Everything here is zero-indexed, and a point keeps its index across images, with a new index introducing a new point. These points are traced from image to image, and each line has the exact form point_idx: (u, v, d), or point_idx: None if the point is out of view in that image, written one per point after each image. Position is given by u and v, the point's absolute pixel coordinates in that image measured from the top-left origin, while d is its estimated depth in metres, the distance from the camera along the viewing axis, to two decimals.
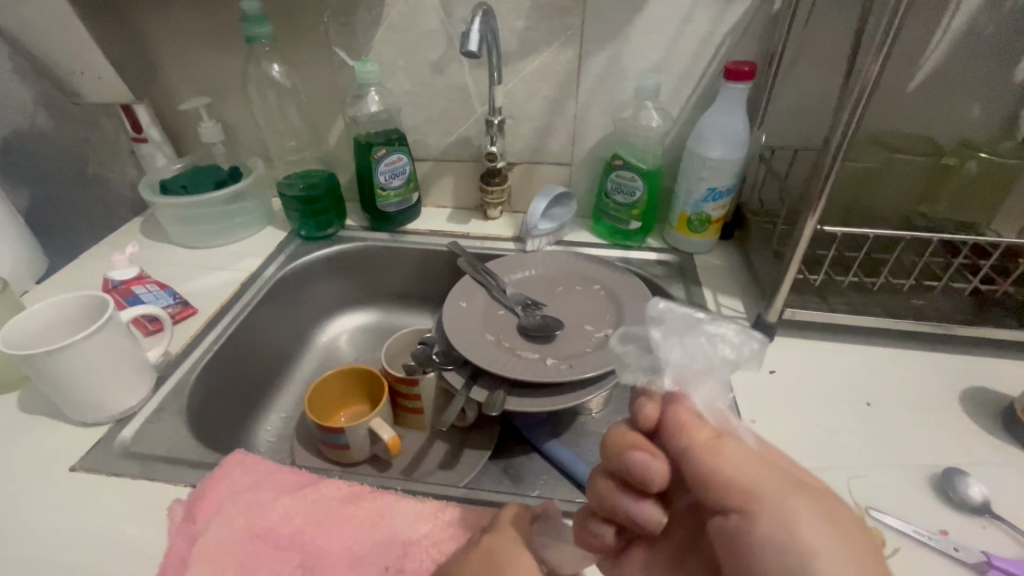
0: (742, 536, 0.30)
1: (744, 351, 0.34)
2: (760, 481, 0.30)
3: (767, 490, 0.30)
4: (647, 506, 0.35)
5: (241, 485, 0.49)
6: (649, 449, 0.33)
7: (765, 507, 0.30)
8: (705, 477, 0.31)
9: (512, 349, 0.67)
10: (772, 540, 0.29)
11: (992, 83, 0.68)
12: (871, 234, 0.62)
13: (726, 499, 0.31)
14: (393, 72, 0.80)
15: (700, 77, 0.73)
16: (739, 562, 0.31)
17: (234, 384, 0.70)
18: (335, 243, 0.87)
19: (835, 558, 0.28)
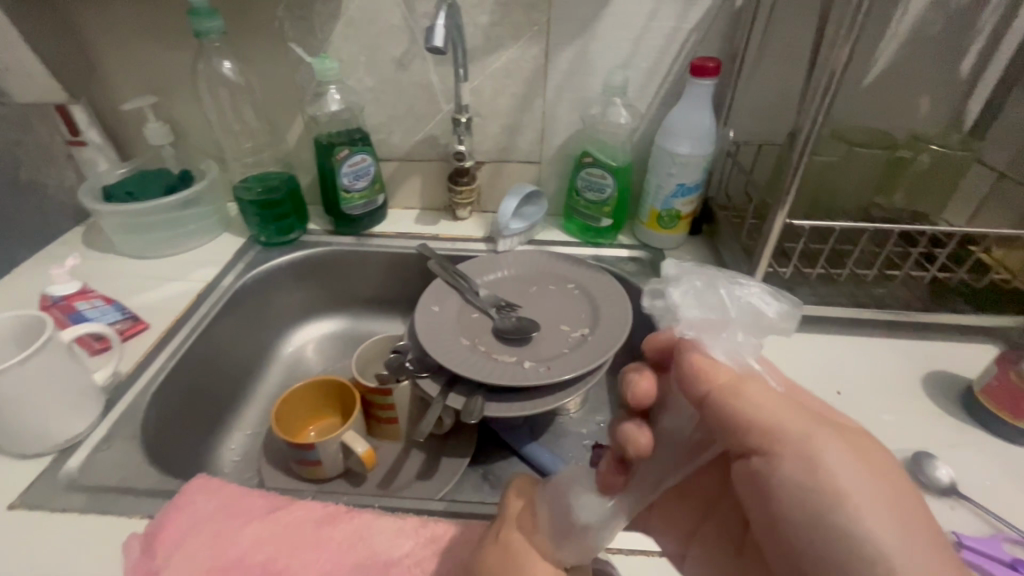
0: (764, 472, 0.33)
1: (769, 311, 0.33)
2: (779, 419, 0.33)
3: (791, 429, 0.32)
4: (632, 429, 0.38)
5: (205, 513, 0.45)
6: (642, 372, 0.39)
7: (786, 444, 0.32)
8: (726, 422, 0.33)
9: (488, 352, 0.65)
10: (793, 474, 0.32)
11: (942, 78, 0.71)
12: (836, 227, 0.63)
13: (748, 439, 0.33)
14: (354, 69, 0.77)
15: (666, 73, 0.74)
16: (762, 494, 0.34)
17: (193, 402, 0.66)
18: (297, 247, 0.84)
19: (856, 483, 0.31)
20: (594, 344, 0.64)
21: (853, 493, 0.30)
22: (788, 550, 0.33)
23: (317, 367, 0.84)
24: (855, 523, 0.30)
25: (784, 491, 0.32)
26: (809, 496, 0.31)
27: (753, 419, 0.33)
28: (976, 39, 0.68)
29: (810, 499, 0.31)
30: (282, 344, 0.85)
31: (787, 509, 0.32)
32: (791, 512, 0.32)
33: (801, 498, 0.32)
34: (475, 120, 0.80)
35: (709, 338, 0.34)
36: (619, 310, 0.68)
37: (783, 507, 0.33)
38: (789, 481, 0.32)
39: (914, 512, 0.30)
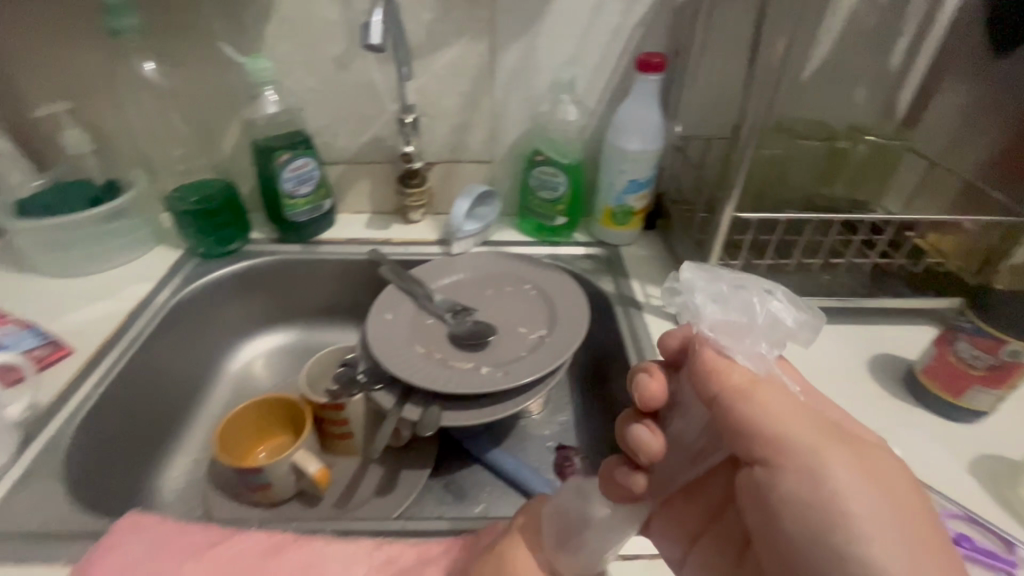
0: (768, 482, 0.33)
1: (790, 318, 0.33)
2: (789, 430, 0.32)
3: (803, 440, 0.32)
4: (645, 433, 0.37)
5: (137, 554, 0.42)
6: (652, 372, 0.38)
7: (793, 456, 0.32)
8: (732, 426, 0.33)
9: (444, 360, 0.63)
10: (794, 486, 0.32)
11: (874, 70, 0.74)
12: (783, 218, 0.64)
13: (753, 448, 0.33)
14: (291, 69, 0.74)
15: (614, 69, 0.73)
16: (765, 504, 0.34)
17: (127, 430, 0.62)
18: (240, 258, 0.79)
19: (863, 505, 0.30)
20: (552, 345, 0.63)
21: (855, 515, 0.30)
22: (784, 562, 0.34)
23: (266, 384, 0.79)
24: (858, 546, 0.30)
25: (785, 502, 0.32)
26: (812, 513, 0.31)
27: (761, 427, 0.33)
28: (904, 33, 0.70)
29: (810, 515, 0.31)
30: (228, 361, 0.80)
31: (786, 521, 0.33)
32: (789, 525, 0.32)
33: (801, 512, 0.32)
34: (422, 120, 0.78)
35: (729, 340, 0.34)
36: (576, 309, 0.67)
37: (783, 518, 0.33)
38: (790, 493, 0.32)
39: (923, 541, 0.30)
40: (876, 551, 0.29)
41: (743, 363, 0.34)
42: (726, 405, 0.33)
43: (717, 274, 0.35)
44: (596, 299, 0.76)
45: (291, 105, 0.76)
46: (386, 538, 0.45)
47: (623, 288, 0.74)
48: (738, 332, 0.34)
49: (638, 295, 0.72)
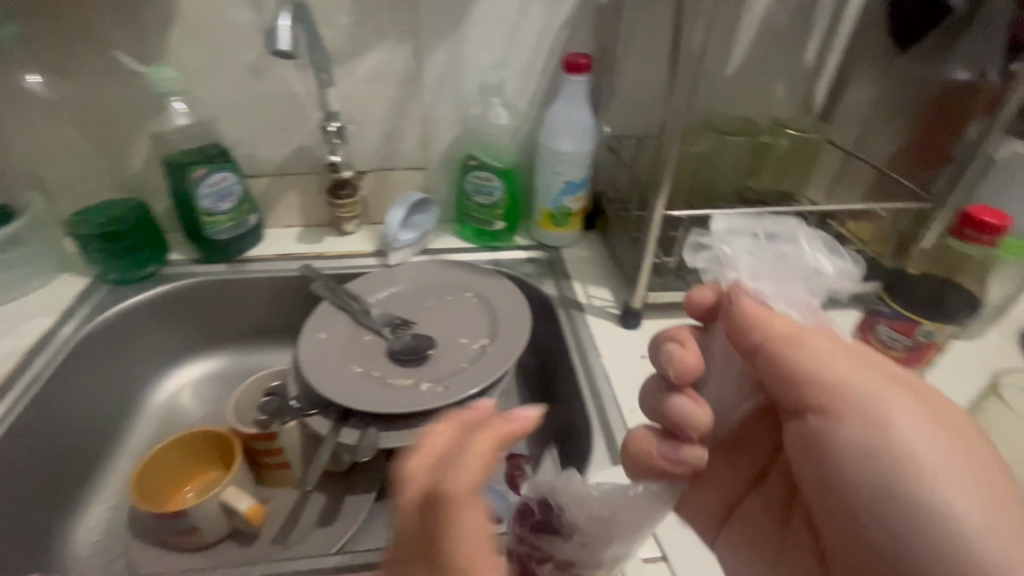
0: (823, 429, 0.34)
1: (833, 265, 0.34)
2: (844, 376, 0.33)
3: (857, 387, 0.33)
4: (688, 403, 0.38)
5: None
6: (682, 340, 0.38)
7: (849, 403, 0.33)
8: (784, 378, 0.34)
9: (382, 378, 0.61)
10: (854, 431, 0.33)
11: (791, 66, 0.76)
12: (712, 214, 0.66)
13: (807, 397, 0.34)
14: (201, 77, 0.69)
15: (543, 70, 0.73)
16: (821, 454, 0.35)
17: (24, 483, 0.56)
18: (156, 283, 0.73)
19: (926, 447, 0.32)
20: (494, 355, 0.62)
21: (918, 456, 0.32)
22: (843, 505, 0.35)
23: (196, 415, 0.74)
24: (927, 489, 0.31)
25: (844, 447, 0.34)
26: (876, 461, 0.32)
27: (817, 375, 0.34)
28: (815, 30, 0.73)
29: (873, 457, 0.32)
30: (151, 394, 0.74)
31: (846, 466, 0.34)
32: (848, 469, 0.34)
33: (861, 455, 0.33)
34: (350, 127, 0.75)
35: (768, 291, 0.35)
36: (517, 316, 0.66)
37: (841, 463, 0.34)
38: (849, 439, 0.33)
39: (992, 476, 0.31)
40: (941, 483, 0.31)
41: (784, 312, 0.35)
42: (773, 355, 0.34)
43: (752, 228, 0.35)
44: (540, 303, 0.75)
45: (204, 116, 0.71)
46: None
47: (565, 290, 0.73)
48: (779, 282, 0.35)
49: (580, 297, 0.72)
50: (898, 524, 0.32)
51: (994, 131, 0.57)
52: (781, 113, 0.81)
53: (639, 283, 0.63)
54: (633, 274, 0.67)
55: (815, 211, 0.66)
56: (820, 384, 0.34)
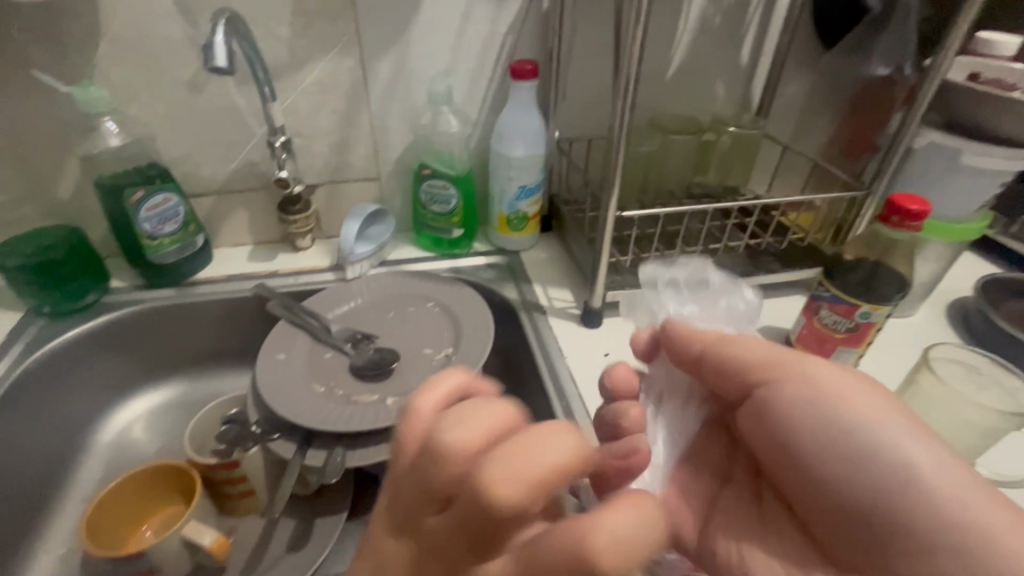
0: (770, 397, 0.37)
1: (737, 299, 0.42)
2: (773, 354, 0.37)
3: (783, 357, 0.37)
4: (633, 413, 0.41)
5: None
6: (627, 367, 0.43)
7: (782, 371, 0.36)
8: (728, 367, 0.37)
9: (346, 395, 0.60)
10: (792, 397, 0.36)
11: (729, 66, 0.80)
12: (662, 211, 0.68)
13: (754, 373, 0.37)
14: (133, 95, 0.66)
15: (491, 77, 0.73)
16: (773, 425, 0.37)
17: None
18: (98, 313, 0.69)
19: (855, 392, 0.34)
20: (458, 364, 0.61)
21: (849, 401, 0.34)
22: (807, 468, 0.36)
23: (151, 449, 0.70)
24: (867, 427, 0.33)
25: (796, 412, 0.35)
26: (818, 415, 0.35)
27: (757, 354, 0.37)
28: (748, 31, 0.77)
29: (824, 417, 0.34)
30: (98, 430, 0.70)
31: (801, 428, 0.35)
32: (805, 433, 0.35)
33: (807, 418, 0.35)
34: (297, 141, 0.73)
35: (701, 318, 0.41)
36: (479, 323, 0.66)
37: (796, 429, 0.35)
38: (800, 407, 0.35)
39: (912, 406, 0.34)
40: (876, 419, 0.33)
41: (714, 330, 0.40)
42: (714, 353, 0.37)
43: (668, 276, 0.44)
44: (502, 308, 0.75)
45: (140, 135, 0.68)
46: None
47: (526, 294, 0.74)
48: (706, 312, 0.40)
49: (541, 299, 0.73)
50: (864, 475, 0.33)
51: (912, 122, 0.61)
52: (722, 110, 0.84)
53: (596, 283, 0.64)
54: (591, 274, 0.68)
55: (757, 204, 0.69)
56: (764, 361, 0.37)
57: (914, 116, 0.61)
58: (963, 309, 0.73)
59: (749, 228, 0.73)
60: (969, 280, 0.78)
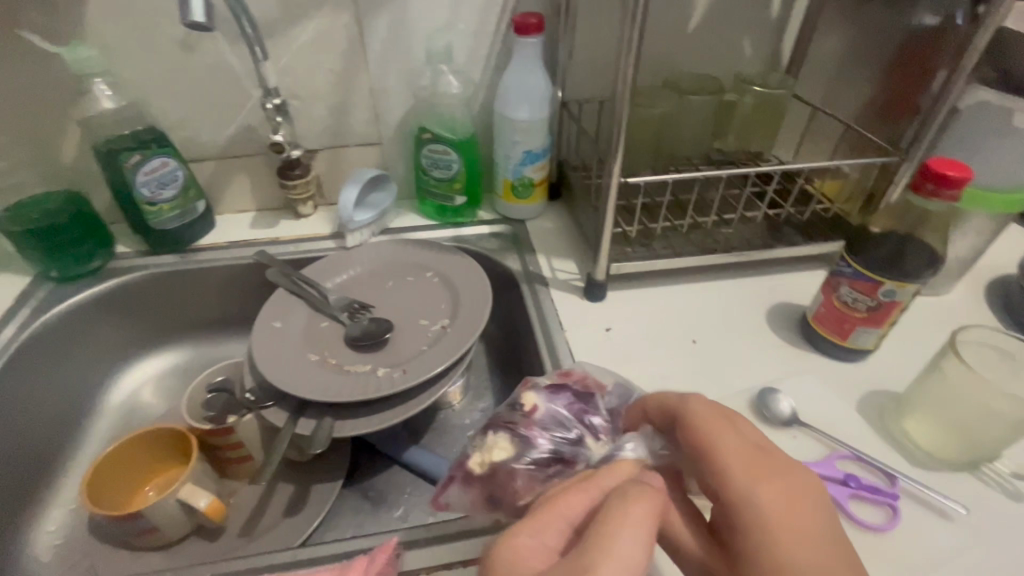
0: (706, 436, 0.35)
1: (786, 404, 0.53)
2: (759, 493, 0.32)
3: (758, 504, 0.31)
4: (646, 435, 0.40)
5: None
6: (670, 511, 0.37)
7: (761, 514, 0.31)
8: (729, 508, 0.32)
9: (339, 364, 0.59)
10: (777, 530, 0.30)
11: (757, 18, 0.73)
12: (673, 178, 0.64)
13: (689, 412, 0.36)
14: (126, 58, 0.64)
15: (494, 34, 0.68)
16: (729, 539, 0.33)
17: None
18: (103, 278, 0.70)
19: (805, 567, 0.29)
20: (453, 336, 0.60)
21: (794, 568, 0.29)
22: None
23: (157, 412, 0.72)
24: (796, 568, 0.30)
25: (748, 460, 0.33)
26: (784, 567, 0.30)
27: (712, 409, 0.36)
28: None
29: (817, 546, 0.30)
30: (109, 393, 0.72)
31: (730, 453, 0.33)
32: (756, 475, 0.32)
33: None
34: (294, 103, 0.70)
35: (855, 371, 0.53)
36: (476, 292, 0.64)
37: (729, 454, 0.33)
38: (736, 438, 0.34)
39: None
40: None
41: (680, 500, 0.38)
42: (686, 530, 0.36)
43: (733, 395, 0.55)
44: (504, 279, 0.73)
45: (135, 98, 0.66)
46: (378, 538, 0.46)
47: (529, 264, 0.71)
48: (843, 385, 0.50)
49: (545, 270, 0.70)
50: None
51: (959, 78, 0.55)
52: (748, 68, 0.77)
53: (599, 255, 0.61)
54: (594, 245, 0.65)
55: (777, 171, 0.64)
56: (699, 420, 0.35)
57: (960, 75, 0.54)
58: (1004, 289, 0.66)
59: (768, 197, 0.68)
60: (1015, 257, 0.71)
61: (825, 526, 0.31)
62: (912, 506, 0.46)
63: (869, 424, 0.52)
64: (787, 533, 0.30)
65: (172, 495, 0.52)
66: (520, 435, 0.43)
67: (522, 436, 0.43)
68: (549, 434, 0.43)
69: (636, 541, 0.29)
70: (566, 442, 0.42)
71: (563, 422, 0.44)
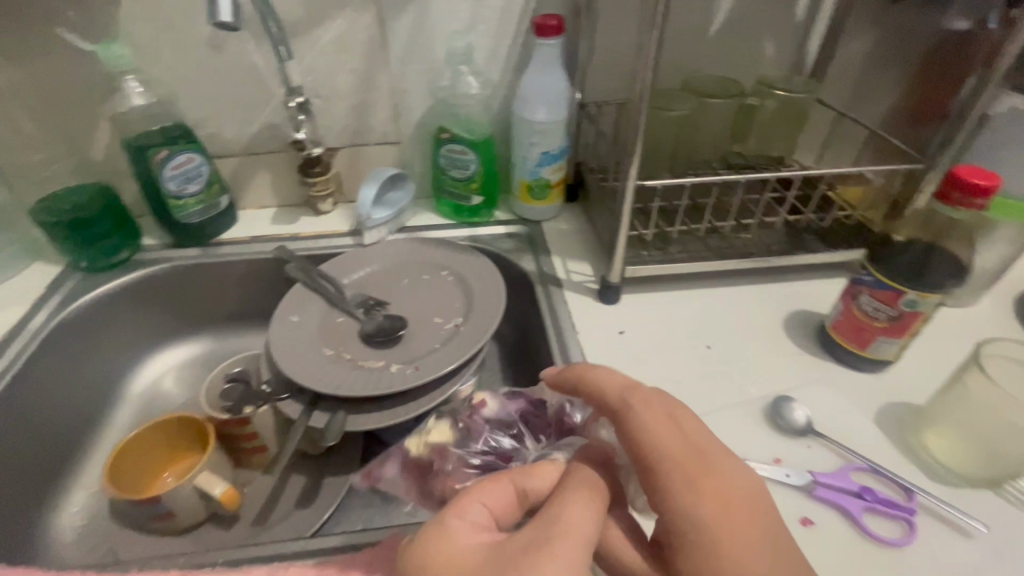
0: (648, 444, 0.33)
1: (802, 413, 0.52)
2: (704, 503, 0.31)
3: (704, 514, 0.31)
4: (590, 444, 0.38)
5: None
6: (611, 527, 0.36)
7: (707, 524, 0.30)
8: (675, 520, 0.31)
9: (354, 360, 0.60)
10: (725, 540, 0.30)
11: (781, 21, 0.71)
12: (691, 182, 0.63)
13: (633, 419, 0.34)
14: (156, 56, 0.66)
15: (514, 35, 0.69)
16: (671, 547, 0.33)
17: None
18: (129, 269, 0.72)
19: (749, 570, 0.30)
20: (466, 335, 0.60)
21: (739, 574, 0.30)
22: None
23: (178, 401, 0.74)
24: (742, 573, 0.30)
25: (686, 464, 0.32)
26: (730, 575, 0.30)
27: (655, 413, 0.34)
28: None
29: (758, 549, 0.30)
30: (132, 381, 0.74)
31: (675, 462, 0.32)
32: (702, 485, 0.31)
33: None
34: (316, 102, 0.72)
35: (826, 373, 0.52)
36: (490, 292, 0.64)
37: (674, 465, 0.32)
38: (678, 444, 0.33)
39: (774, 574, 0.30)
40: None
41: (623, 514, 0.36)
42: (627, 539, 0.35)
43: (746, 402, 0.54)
44: (518, 279, 0.73)
45: (164, 95, 0.68)
46: (386, 532, 0.46)
47: (544, 265, 0.71)
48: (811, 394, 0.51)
49: (559, 271, 0.70)
50: None
51: (989, 83, 0.54)
52: (770, 72, 0.76)
53: (614, 257, 0.61)
54: (609, 246, 0.65)
55: (799, 176, 0.63)
56: (640, 431, 0.34)
57: (991, 79, 0.53)
58: None
59: (788, 203, 0.67)
60: None
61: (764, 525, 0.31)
62: (931, 522, 0.45)
63: (887, 437, 0.51)
64: (733, 540, 0.30)
65: (188, 482, 0.53)
66: (460, 424, 0.52)
67: (462, 426, 0.52)
68: (489, 431, 0.51)
69: (585, 516, 0.32)
70: (505, 441, 0.50)
71: (508, 425, 0.51)
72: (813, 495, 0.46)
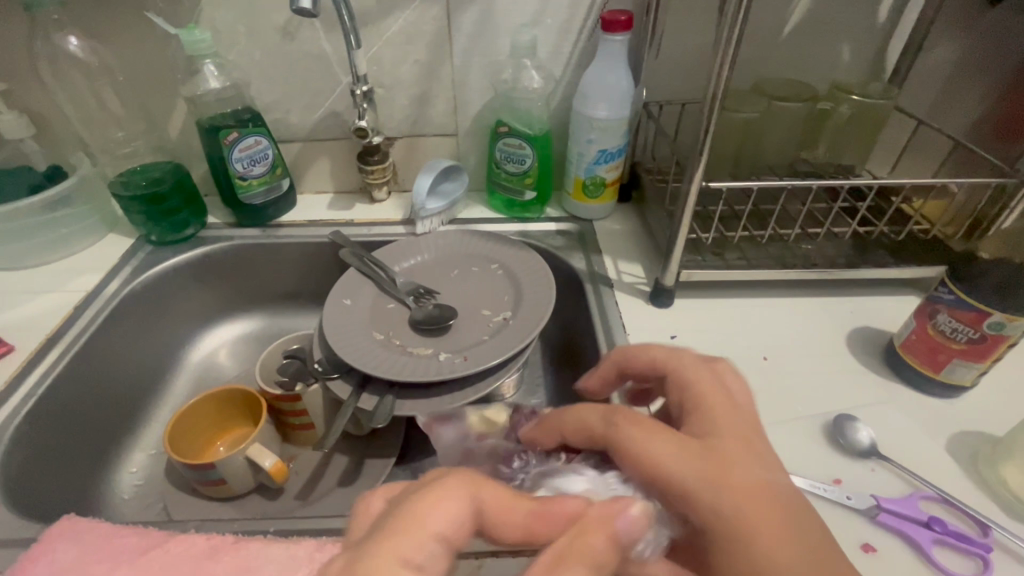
0: (651, 457, 0.33)
1: (864, 434, 0.50)
2: (725, 503, 0.31)
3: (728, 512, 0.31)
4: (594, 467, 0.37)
5: (78, 547, 0.43)
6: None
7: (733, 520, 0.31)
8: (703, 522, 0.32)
9: (403, 346, 0.61)
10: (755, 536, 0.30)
11: (861, 23, 0.68)
12: (756, 187, 0.61)
13: (626, 436, 0.34)
14: (233, 42, 0.69)
15: (579, 30, 0.68)
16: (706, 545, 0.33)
17: (64, 427, 0.59)
18: (194, 245, 0.75)
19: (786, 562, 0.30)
20: (514, 329, 0.60)
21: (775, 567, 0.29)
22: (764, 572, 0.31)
23: (231, 374, 0.77)
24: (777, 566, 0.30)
25: (695, 466, 0.32)
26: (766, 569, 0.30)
27: (648, 423, 0.35)
28: None
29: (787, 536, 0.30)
30: (190, 352, 0.77)
31: (684, 469, 0.32)
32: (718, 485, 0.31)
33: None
34: (379, 91, 0.73)
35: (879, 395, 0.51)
36: (540, 287, 0.64)
37: (684, 472, 0.32)
38: (682, 450, 0.33)
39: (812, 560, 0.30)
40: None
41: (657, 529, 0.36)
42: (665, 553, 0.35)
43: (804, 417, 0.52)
44: (568, 277, 0.72)
45: (237, 79, 0.71)
46: None
47: (595, 265, 0.70)
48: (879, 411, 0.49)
49: (610, 271, 0.69)
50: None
51: None
52: (844, 77, 0.73)
53: (672, 260, 0.59)
54: (665, 249, 0.63)
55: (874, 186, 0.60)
56: (637, 447, 0.34)
57: None
58: None
59: (858, 214, 0.64)
60: None
61: (788, 512, 0.31)
62: (1008, 561, 0.41)
63: (959, 468, 0.48)
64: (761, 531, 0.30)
65: (240, 452, 0.55)
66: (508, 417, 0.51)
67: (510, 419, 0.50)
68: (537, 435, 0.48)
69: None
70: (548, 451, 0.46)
71: None
72: (877, 520, 0.44)
